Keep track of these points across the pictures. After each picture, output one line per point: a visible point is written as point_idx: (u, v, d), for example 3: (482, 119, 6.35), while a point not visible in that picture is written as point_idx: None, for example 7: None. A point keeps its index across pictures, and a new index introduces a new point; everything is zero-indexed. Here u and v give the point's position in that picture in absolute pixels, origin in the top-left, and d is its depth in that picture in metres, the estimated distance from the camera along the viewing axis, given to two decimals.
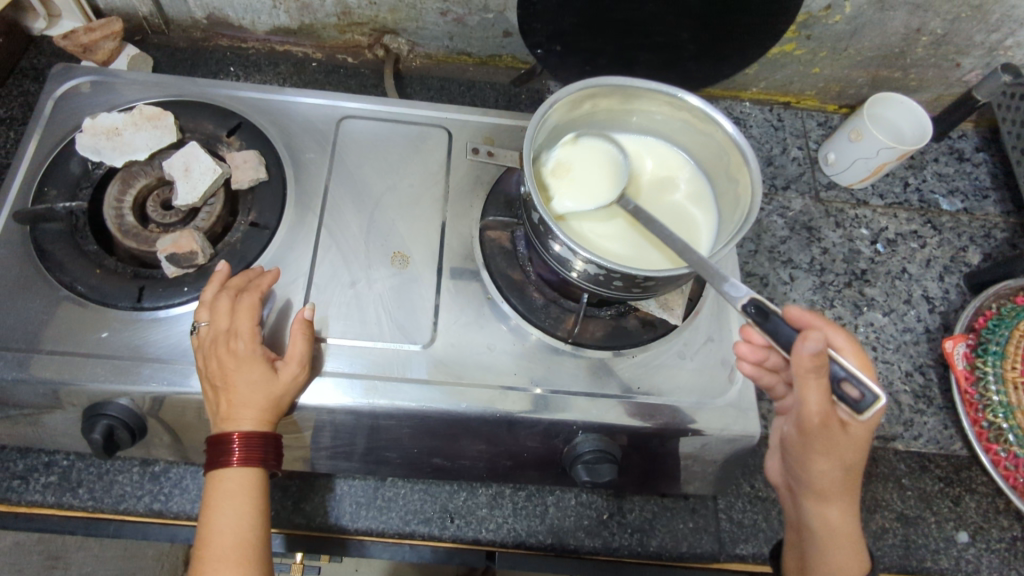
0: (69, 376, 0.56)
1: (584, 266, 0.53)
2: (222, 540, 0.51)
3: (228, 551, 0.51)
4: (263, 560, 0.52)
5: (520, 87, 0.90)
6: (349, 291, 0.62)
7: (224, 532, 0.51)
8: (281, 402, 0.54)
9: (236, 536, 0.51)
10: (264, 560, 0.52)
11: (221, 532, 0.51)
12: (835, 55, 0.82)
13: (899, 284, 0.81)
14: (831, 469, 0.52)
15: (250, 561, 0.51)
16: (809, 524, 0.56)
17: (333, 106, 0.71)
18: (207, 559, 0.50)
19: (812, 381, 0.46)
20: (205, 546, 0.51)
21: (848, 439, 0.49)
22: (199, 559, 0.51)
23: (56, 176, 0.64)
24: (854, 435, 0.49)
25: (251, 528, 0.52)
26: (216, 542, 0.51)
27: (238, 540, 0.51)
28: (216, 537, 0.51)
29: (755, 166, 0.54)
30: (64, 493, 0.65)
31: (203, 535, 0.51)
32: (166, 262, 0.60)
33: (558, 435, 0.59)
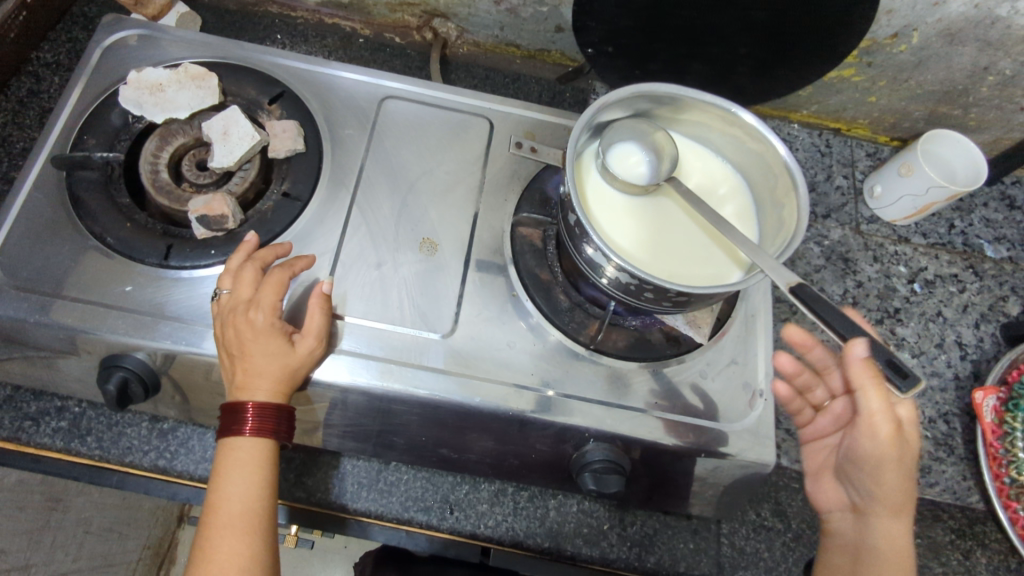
0: (89, 325, 0.56)
1: (614, 274, 0.52)
2: (229, 507, 0.51)
3: (235, 519, 0.50)
4: (267, 531, 0.52)
5: (566, 84, 0.89)
6: (374, 272, 0.61)
7: (231, 500, 0.51)
8: (297, 376, 0.54)
9: (243, 504, 0.51)
10: (269, 531, 0.52)
11: (228, 499, 0.51)
12: (895, 85, 0.80)
13: (933, 327, 0.79)
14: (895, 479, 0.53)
15: (256, 530, 0.51)
16: (871, 543, 0.55)
17: (376, 85, 0.71)
18: (213, 524, 0.50)
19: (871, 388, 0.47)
20: (212, 512, 0.51)
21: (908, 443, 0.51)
22: (205, 524, 0.50)
23: (96, 125, 0.64)
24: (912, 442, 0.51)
25: (257, 498, 0.52)
26: (223, 509, 0.51)
27: (245, 509, 0.51)
28: (222, 504, 0.51)
29: (804, 191, 0.52)
30: (73, 439, 0.65)
31: (210, 500, 0.51)
32: (196, 223, 0.60)
33: (569, 440, 0.58)
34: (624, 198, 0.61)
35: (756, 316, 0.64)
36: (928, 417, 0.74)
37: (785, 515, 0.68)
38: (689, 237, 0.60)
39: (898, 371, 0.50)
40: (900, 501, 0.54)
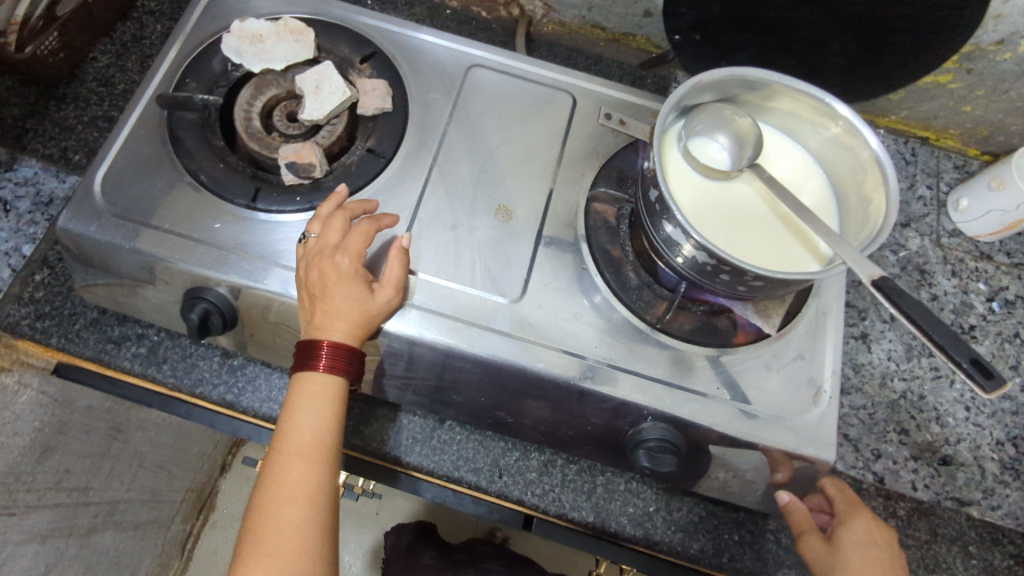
0: (179, 257, 0.59)
1: (693, 253, 0.52)
2: (300, 437, 0.52)
3: (305, 448, 0.52)
4: (331, 465, 0.54)
5: (648, 71, 0.88)
6: (449, 233, 0.62)
7: (303, 430, 0.53)
8: (372, 322, 0.55)
9: (313, 436, 0.53)
10: (334, 464, 0.54)
11: (299, 429, 0.53)
12: (993, 96, 0.77)
13: (1010, 348, 0.76)
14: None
15: (323, 462, 0.53)
16: None
17: (465, 53, 0.72)
18: (284, 451, 0.52)
19: (859, 520, 0.59)
20: (283, 439, 0.53)
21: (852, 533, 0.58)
22: (276, 450, 0.52)
23: (197, 69, 0.67)
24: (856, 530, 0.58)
25: (326, 432, 0.54)
26: (294, 438, 0.53)
27: (315, 441, 0.53)
28: (293, 433, 0.53)
29: (895, 186, 0.51)
30: (149, 365, 0.68)
31: (282, 429, 0.53)
32: (285, 169, 0.62)
33: (626, 416, 0.58)
34: (701, 182, 0.60)
35: (828, 314, 0.63)
36: (996, 439, 0.71)
37: None
38: (766, 225, 0.59)
39: (858, 511, 0.59)
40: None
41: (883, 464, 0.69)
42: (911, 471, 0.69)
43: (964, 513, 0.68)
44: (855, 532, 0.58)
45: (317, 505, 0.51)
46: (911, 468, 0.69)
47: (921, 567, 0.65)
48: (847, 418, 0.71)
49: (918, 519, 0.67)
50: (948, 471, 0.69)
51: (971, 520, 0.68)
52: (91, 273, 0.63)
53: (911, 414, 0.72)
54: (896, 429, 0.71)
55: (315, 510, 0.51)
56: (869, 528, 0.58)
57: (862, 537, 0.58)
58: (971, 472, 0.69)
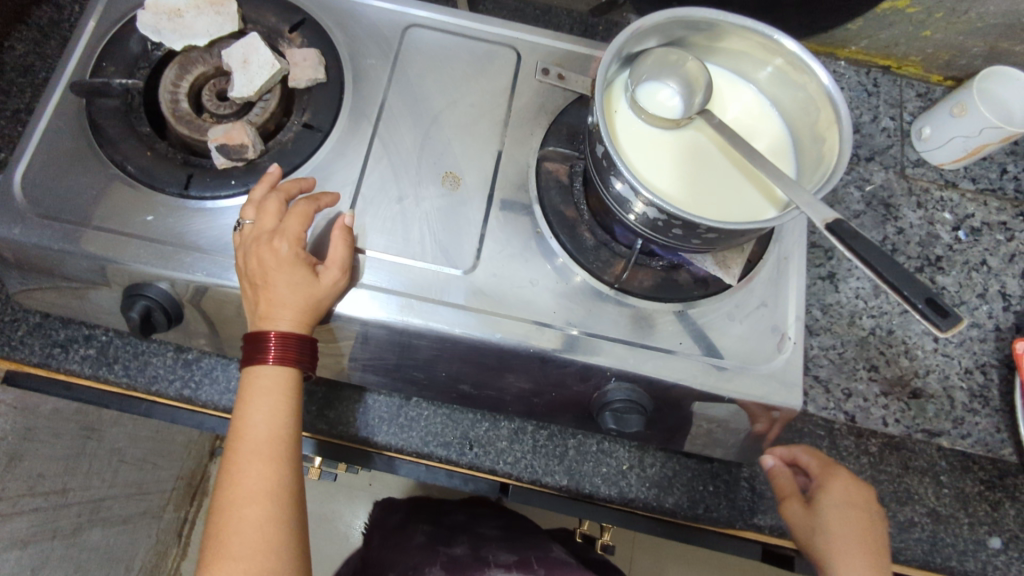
0: (112, 255, 0.56)
1: (643, 209, 0.50)
2: (256, 433, 0.51)
3: (262, 444, 0.51)
4: (292, 457, 0.53)
5: (600, 17, 0.84)
6: (395, 206, 0.60)
7: (257, 426, 0.52)
8: (320, 306, 0.54)
9: (269, 431, 0.52)
10: (293, 457, 0.53)
11: (254, 426, 0.52)
12: (952, 18, 0.75)
13: (976, 276, 0.75)
14: (847, 541, 0.56)
15: (282, 456, 0.52)
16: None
17: (400, 13, 0.68)
18: (240, 449, 0.51)
19: (836, 479, 0.60)
20: (238, 438, 0.51)
21: (833, 493, 0.59)
22: (232, 449, 0.51)
23: (114, 52, 0.63)
24: (836, 490, 0.59)
25: (283, 425, 0.52)
26: (249, 435, 0.51)
27: (272, 435, 0.52)
28: (248, 430, 0.51)
29: (848, 122, 0.49)
30: (101, 367, 0.66)
31: (236, 427, 0.52)
32: (216, 153, 0.59)
33: (590, 379, 0.57)
34: (652, 132, 0.58)
35: (788, 259, 0.62)
36: (965, 368, 0.71)
37: None
38: (720, 173, 0.57)
39: (834, 472, 0.60)
40: (866, 545, 0.56)
41: (854, 403, 0.69)
42: (882, 407, 0.69)
43: (934, 444, 0.68)
44: (834, 494, 0.59)
45: (280, 500, 0.50)
46: (883, 404, 0.69)
47: (893, 500, 0.66)
48: (817, 359, 0.70)
49: (889, 453, 0.68)
50: (919, 404, 0.69)
51: (942, 450, 0.68)
52: (28, 278, 0.61)
53: (881, 350, 0.71)
54: (866, 366, 0.70)
55: (277, 506, 0.50)
56: (848, 489, 0.59)
57: (840, 495, 0.59)
58: (941, 403, 0.69)
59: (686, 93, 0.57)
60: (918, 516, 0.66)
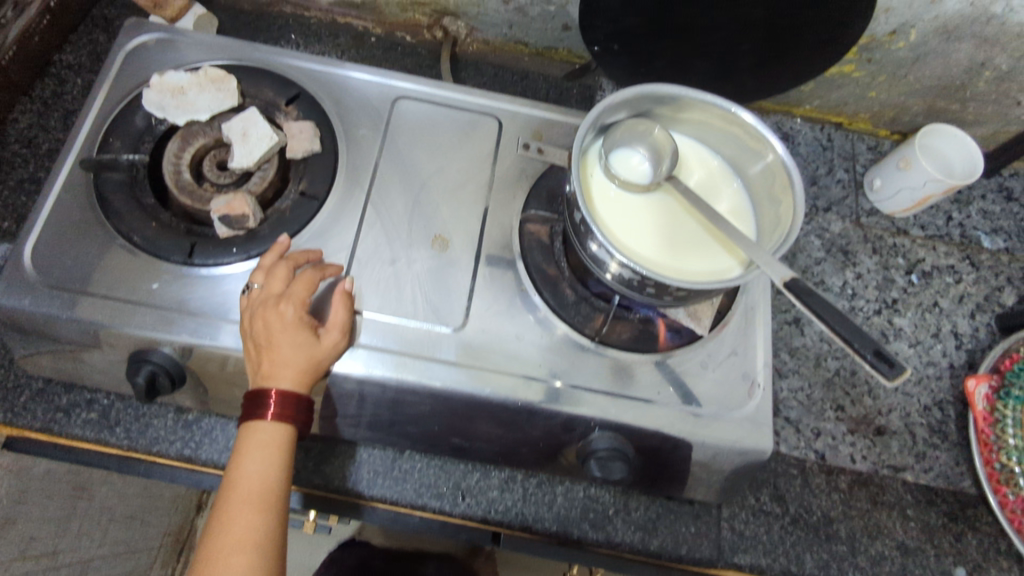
0: (118, 322, 0.59)
1: (618, 269, 0.54)
2: (249, 484, 0.54)
3: (253, 495, 0.54)
4: (280, 510, 0.55)
5: (573, 82, 0.90)
6: (389, 268, 0.64)
7: (251, 477, 0.54)
8: (320, 367, 0.57)
9: (262, 483, 0.54)
10: (282, 510, 0.55)
11: (248, 478, 0.54)
12: (894, 81, 0.82)
13: (929, 317, 0.81)
14: None
15: (271, 509, 0.54)
16: None
17: (389, 85, 0.73)
18: (232, 499, 0.53)
19: None
20: (232, 487, 0.54)
21: None
22: (225, 498, 0.53)
23: (119, 127, 0.66)
24: None
25: (274, 479, 0.55)
26: (242, 486, 0.54)
27: (264, 488, 0.54)
28: (242, 481, 0.54)
29: (800, 188, 0.54)
30: (102, 430, 0.68)
31: (230, 477, 0.54)
32: (218, 223, 0.62)
33: (575, 428, 0.61)
34: (625, 196, 0.63)
35: (756, 309, 0.67)
36: (923, 405, 0.76)
37: (783, 499, 0.71)
38: (689, 233, 0.62)
39: None
40: None
41: (823, 442, 0.74)
42: (849, 445, 0.74)
43: (899, 478, 0.73)
44: None
45: (264, 550, 0.52)
46: (849, 442, 0.74)
47: (864, 535, 0.70)
48: (787, 401, 0.75)
49: (858, 489, 0.72)
50: (883, 441, 0.74)
51: (907, 485, 0.73)
52: (32, 345, 0.63)
53: (845, 390, 0.76)
54: (833, 406, 0.75)
55: (262, 555, 0.52)
56: None
57: None
58: (903, 439, 0.74)
59: (655, 160, 0.62)
60: (888, 550, 0.69)
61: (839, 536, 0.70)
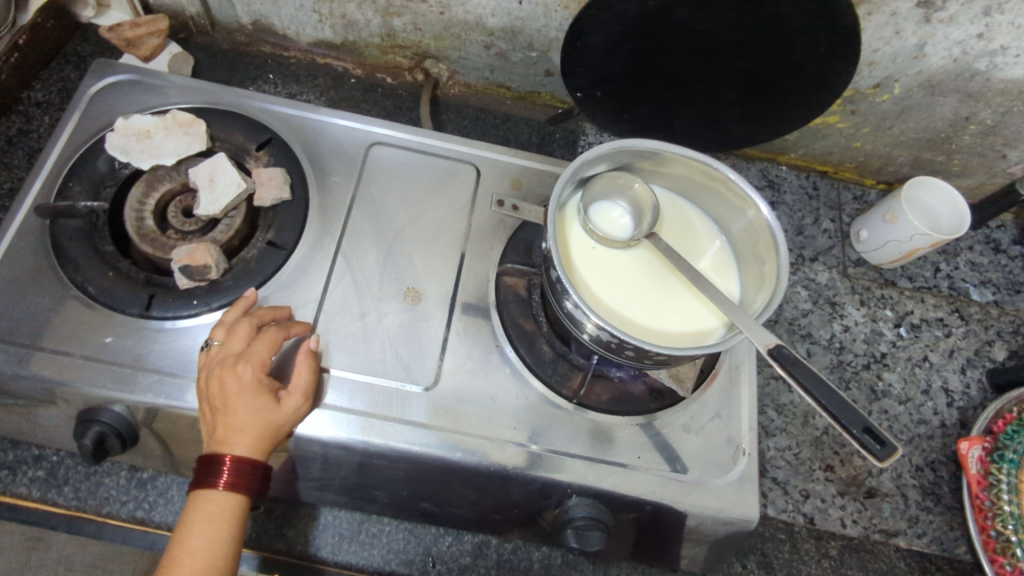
0: (68, 378, 0.56)
1: (595, 331, 0.51)
2: (193, 561, 0.51)
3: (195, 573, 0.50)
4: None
5: (556, 126, 0.89)
6: (357, 322, 0.61)
7: (196, 553, 0.51)
8: (278, 433, 0.54)
9: (207, 559, 0.51)
10: None
11: (191, 553, 0.51)
12: (879, 132, 0.81)
13: (919, 372, 0.79)
14: None
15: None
16: None
17: (364, 131, 0.71)
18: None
19: None
20: (173, 563, 0.51)
21: None
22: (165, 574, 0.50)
23: (82, 172, 0.64)
24: None
25: (220, 555, 0.52)
26: (185, 563, 0.51)
27: (208, 565, 0.51)
28: (185, 557, 0.51)
29: (784, 251, 0.52)
30: (49, 489, 0.64)
31: (173, 551, 0.51)
32: (178, 273, 0.59)
33: (551, 495, 0.58)
34: (604, 251, 0.61)
35: (740, 367, 0.65)
36: (915, 465, 0.73)
37: (771, 567, 0.68)
38: (671, 290, 0.60)
39: None
40: None
41: (812, 504, 0.70)
42: (839, 508, 0.70)
43: (892, 544, 0.70)
44: None
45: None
46: (840, 505, 0.71)
47: None
48: (774, 460, 0.72)
49: (849, 556, 0.69)
50: (874, 504, 0.71)
51: (900, 551, 0.70)
52: None
53: (835, 449, 0.73)
54: (822, 466, 0.72)
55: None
56: None
57: None
58: (895, 502, 0.71)
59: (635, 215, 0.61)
60: None
61: None
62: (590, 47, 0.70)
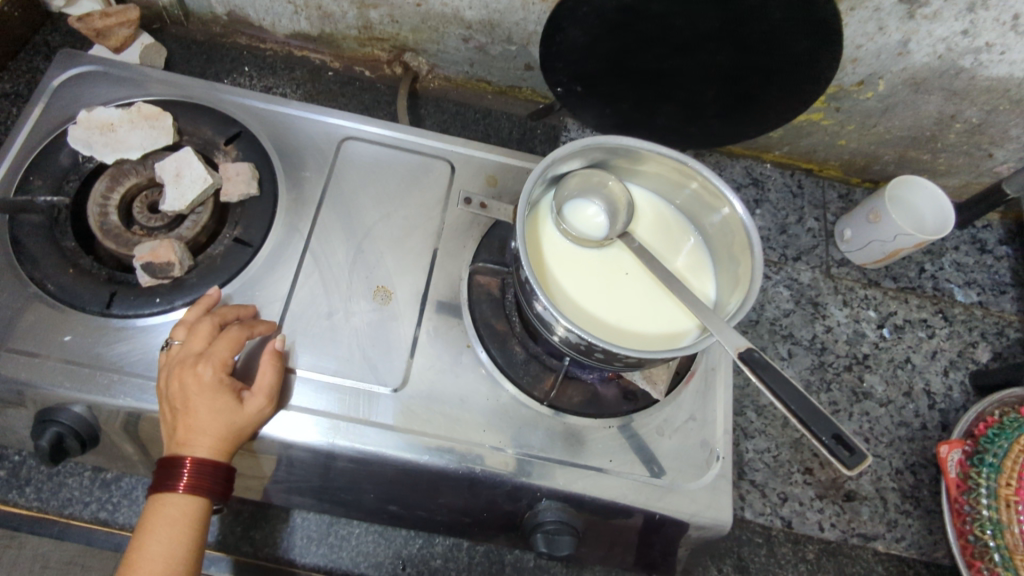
0: (25, 378, 0.54)
1: (564, 333, 0.50)
2: (151, 567, 0.49)
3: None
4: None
5: (537, 121, 0.87)
6: (325, 321, 0.60)
7: (155, 559, 0.50)
8: (240, 434, 0.53)
9: (166, 565, 0.50)
10: None
11: (150, 559, 0.50)
12: (864, 130, 0.80)
13: (901, 374, 0.78)
14: None
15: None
16: None
17: (336, 125, 0.69)
18: None
19: None
20: (131, 570, 0.49)
21: None
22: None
23: (44, 166, 0.62)
24: None
25: (181, 560, 0.50)
26: (143, 569, 0.49)
27: (167, 571, 0.50)
28: (143, 563, 0.49)
29: (758, 252, 0.51)
30: (10, 490, 0.63)
31: (132, 557, 0.50)
32: (141, 270, 0.58)
33: (521, 498, 0.57)
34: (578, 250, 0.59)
35: (717, 369, 0.63)
36: (895, 468, 0.73)
37: (747, 571, 0.67)
38: (645, 290, 0.58)
39: None
40: None
41: (790, 507, 0.69)
42: (818, 511, 0.70)
43: (870, 548, 0.69)
44: None
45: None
46: (818, 508, 0.70)
47: None
48: (752, 463, 0.71)
49: (826, 559, 0.68)
50: (852, 507, 0.70)
51: (878, 555, 0.69)
52: None
53: (814, 452, 0.72)
54: (801, 469, 0.71)
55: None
56: None
57: None
58: (874, 506, 0.71)
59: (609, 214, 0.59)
60: None
61: None
62: (568, 41, 0.69)
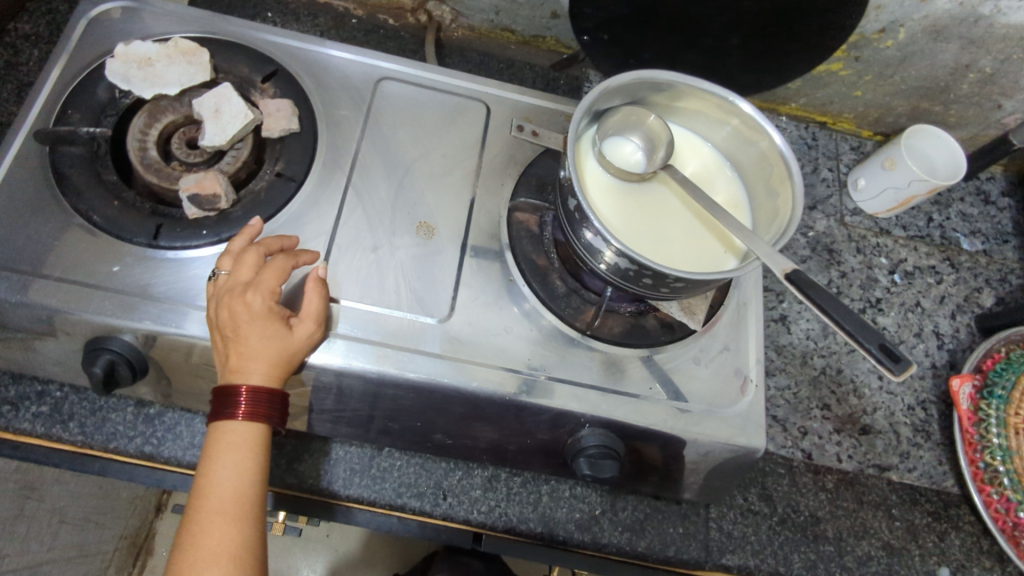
0: (74, 306, 0.54)
1: (614, 259, 0.52)
2: (220, 492, 0.50)
3: (225, 504, 0.50)
4: (255, 518, 0.52)
5: (560, 72, 0.89)
6: (370, 255, 0.60)
7: (223, 485, 0.51)
8: (294, 360, 0.53)
9: (235, 489, 0.51)
10: (259, 515, 0.52)
11: (219, 485, 0.51)
12: (880, 80, 0.82)
13: (912, 317, 0.81)
14: None
15: (247, 516, 0.51)
16: None
17: (371, 65, 0.69)
18: (203, 509, 0.50)
19: None
20: (201, 496, 0.50)
21: None
22: (194, 509, 0.50)
23: (80, 99, 0.61)
24: None
25: (247, 484, 0.52)
26: (213, 495, 0.50)
27: (237, 495, 0.51)
28: (212, 490, 0.50)
29: (799, 180, 0.53)
30: (54, 425, 0.63)
31: (200, 486, 0.51)
32: (188, 202, 0.58)
33: (565, 425, 0.59)
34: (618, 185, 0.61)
35: (747, 305, 0.66)
36: (907, 404, 0.76)
37: (771, 499, 0.70)
38: (685, 223, 0.60)
39: None
40: None
41: (810, 441, 0.73)
42: (835, 444, 0.73)
43: (885, 478, 0.73)
44: None
45: (241, 562, 0.49)
46: (835, 441, 0.73)
47: (851, 535, 0.70)
48: (774, 400, 0.74)
49: (845, 489, 0.71)
50: (868, 440, 0.74)
51: (892, 484, 0.73)
52: None
53: (832, 388, 0.76)
54: (819, 405, 0.75)
55: (239, 568, 0.49)
56: None
57: None
58: (888, 439, 0.74)
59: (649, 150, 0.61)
60: (873, 550, 0.69)
61: (826, 536, 0.69)
62: None
